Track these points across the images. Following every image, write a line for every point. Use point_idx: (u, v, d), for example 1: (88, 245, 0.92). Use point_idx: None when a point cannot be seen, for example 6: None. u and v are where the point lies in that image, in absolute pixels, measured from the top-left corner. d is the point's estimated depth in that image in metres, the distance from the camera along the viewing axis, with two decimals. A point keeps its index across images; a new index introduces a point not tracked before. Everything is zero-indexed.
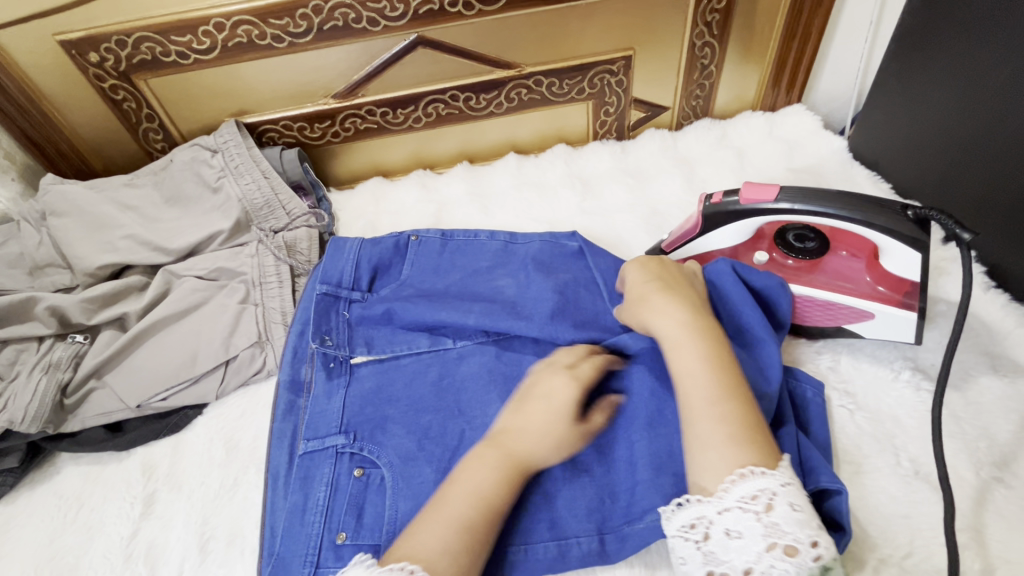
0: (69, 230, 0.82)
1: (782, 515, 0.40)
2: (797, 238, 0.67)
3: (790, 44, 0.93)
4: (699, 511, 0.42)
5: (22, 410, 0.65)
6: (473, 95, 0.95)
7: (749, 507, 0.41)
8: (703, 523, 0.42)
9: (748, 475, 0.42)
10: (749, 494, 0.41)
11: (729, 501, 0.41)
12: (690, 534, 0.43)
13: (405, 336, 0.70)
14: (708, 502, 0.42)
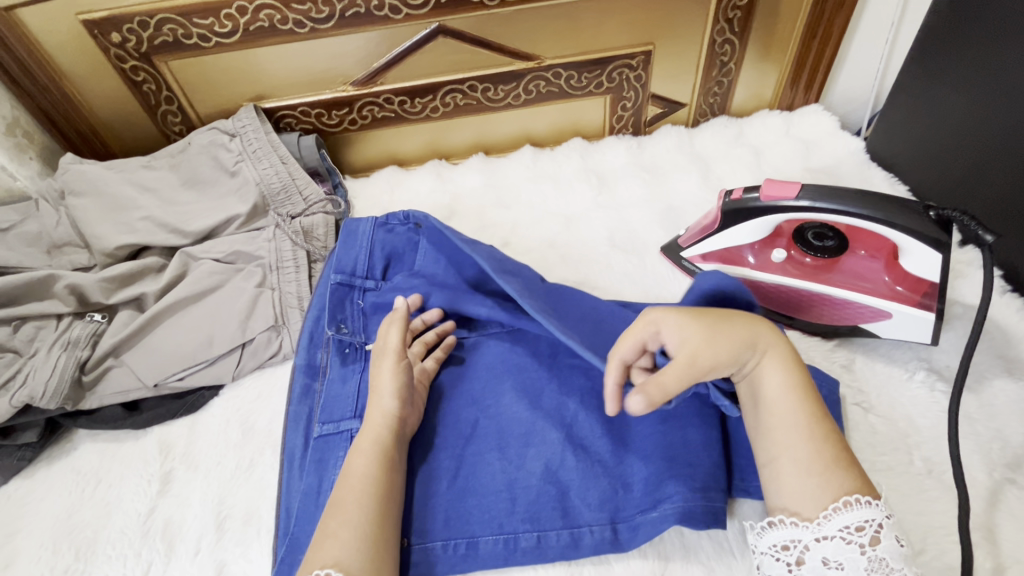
0: (88, 210, 0.83)
1: (885, 548, 0.44)
2: (816, 236, 0.67)
3: (811, 43, 0.93)
4: (795, 534, 0.46)
5: (42, 385, 0.65)
6: (491, 86, 0.95)
7: (851, 536, 0.44)
8: (797, 545, 0.46)
9: (852, 505, 0.45)
10: (853, 523, 0.44)
11: (830, 529, 0.45)
12: (782, 554, 0.47)
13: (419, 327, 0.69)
14: (806, 528, 0.46)
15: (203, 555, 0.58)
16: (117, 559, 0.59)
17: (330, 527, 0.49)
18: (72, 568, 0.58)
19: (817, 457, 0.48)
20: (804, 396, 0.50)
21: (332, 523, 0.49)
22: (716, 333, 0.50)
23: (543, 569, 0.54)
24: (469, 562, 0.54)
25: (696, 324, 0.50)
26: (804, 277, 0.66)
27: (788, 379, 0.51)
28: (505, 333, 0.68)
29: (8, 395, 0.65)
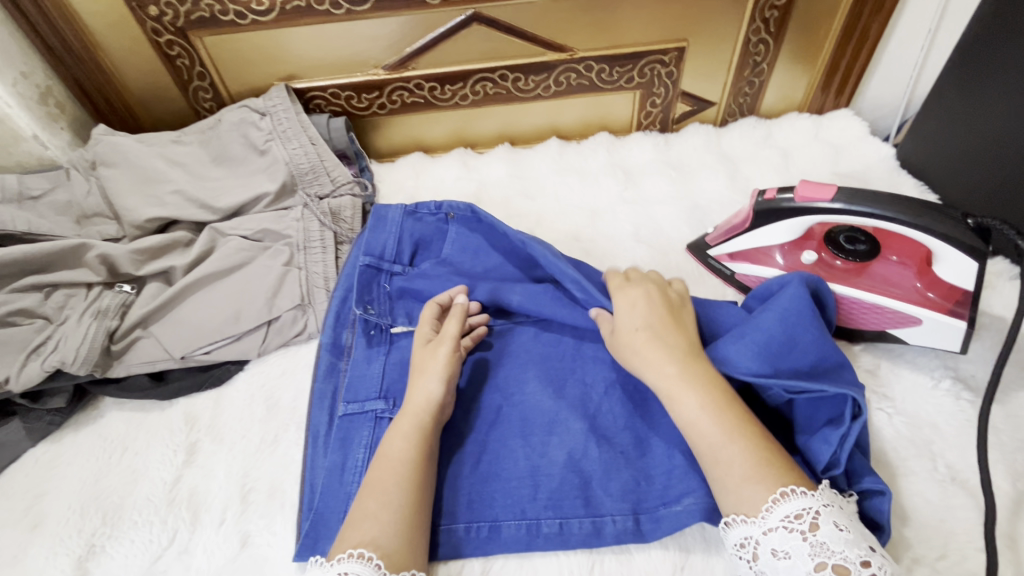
0: (119, 182, 0.83)
1: (828, 533, 0.42)
2: (848, 240, 0.68)
3: (845, 47, 0.92)
4: (746, 531, 0.44)
5: (73, 351, 0.66)
6: (523, 76, 0.94)
7: (792, 525, 0.42)
8: (750, 543, 0.43)
9: (788, 494, 0.43)
10: (794, 512, 0.42)
11: (773, 520, 0.42)
12: (741, 553, 0.44)
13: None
14: (753, 523, 0.43)
15: (227, 526, 0.59)
16: (143, 526, 0.59)
17: (373, 509, 0.49)
18: (99, 531, 0.59)
19: (734, 473, 0.45)
20: (719, 416, 0.48)
21: (375, 505, 0.50)
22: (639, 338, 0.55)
23: (564, 555, 0.54)
24: (492, 545, 0.54)
25: (637, 322, 0.56)
26: (835, 280, 0.66)
27: (699, 398, 0.49)
28: (533, 327, 0.68)
29: (40, 360, 0.66)
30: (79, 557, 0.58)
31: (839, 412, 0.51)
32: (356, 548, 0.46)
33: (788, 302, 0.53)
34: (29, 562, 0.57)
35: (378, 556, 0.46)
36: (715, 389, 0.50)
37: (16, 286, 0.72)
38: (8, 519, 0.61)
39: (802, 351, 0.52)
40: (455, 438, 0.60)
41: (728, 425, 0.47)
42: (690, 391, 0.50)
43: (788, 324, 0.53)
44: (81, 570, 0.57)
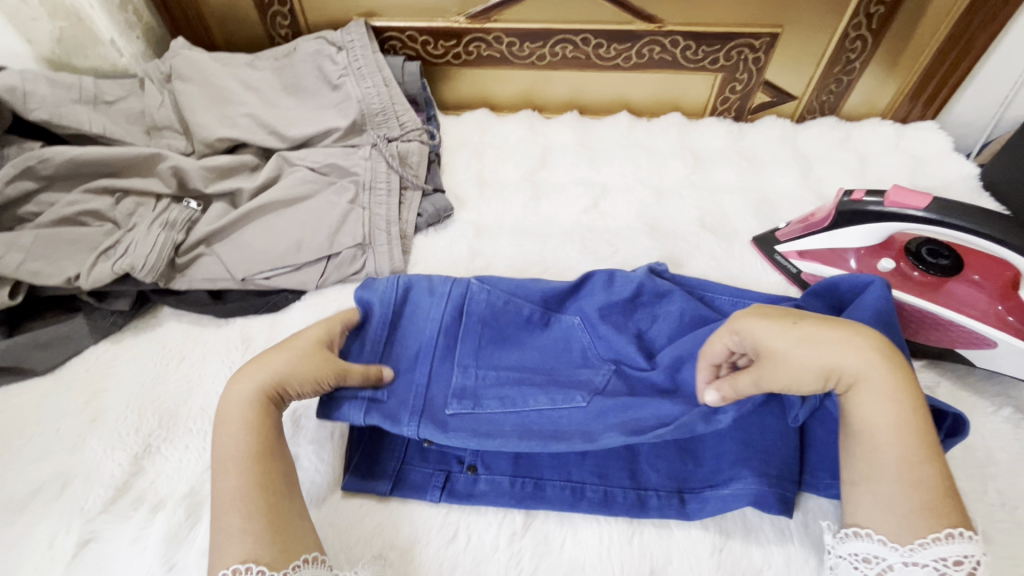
0: (193, 98, 0.83)
1: None
2: (929, 253, 0.67)
3: (946, 55, 0.88)
4: (877, 551, 0.45)
5: (143, 259, 0.67)
6: (605, 43, 0.92)
7: (947, 568, 0.42)
8: (880, 562, 0.44)
9: (953, 538, 0.42)
10: (952, 557, 0.42)
11: (923, 557, 0.43)
12: (864, 566, 0.45)
13: (525, 295, 0.64)
14: (894, 551, 0.44)
15: None
16: (196, 435, 0.61)
17: (236, 524, 0.45)
18: (155, 433, 0.61)
19: (920, 499, 0.44)
20: (911, 431, 0.46)
21: (238, 518, 0.45)
22: (810, 347, 0.47)
23: (605, 521, 0.55)
24: (536, 498, 0.55)
25: (787, 337, 0.48)
26: (909, 291, 0.65)
27: (893, 408, 0.46)
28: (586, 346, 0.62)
29: (110, 262, 0.67)
30: (135, 455, 0.59)
31: (927, 423, 0.51)
32: (246, 561, 0.43)
33: (875, 301, 0.55)
34: (87, 453, 0.59)
35: (261, 564, 0.43)
36: (904, 398, 0.46)
37: (89, 187, 0.73)
38: (68, 409, 0.63)
39: (893, 349, 0.53)
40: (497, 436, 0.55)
41: (922, 445, 0.45)
42: (887, 403, 0.46)
43: (881, 322, 0.54)
44: (137, 466, 0.59)
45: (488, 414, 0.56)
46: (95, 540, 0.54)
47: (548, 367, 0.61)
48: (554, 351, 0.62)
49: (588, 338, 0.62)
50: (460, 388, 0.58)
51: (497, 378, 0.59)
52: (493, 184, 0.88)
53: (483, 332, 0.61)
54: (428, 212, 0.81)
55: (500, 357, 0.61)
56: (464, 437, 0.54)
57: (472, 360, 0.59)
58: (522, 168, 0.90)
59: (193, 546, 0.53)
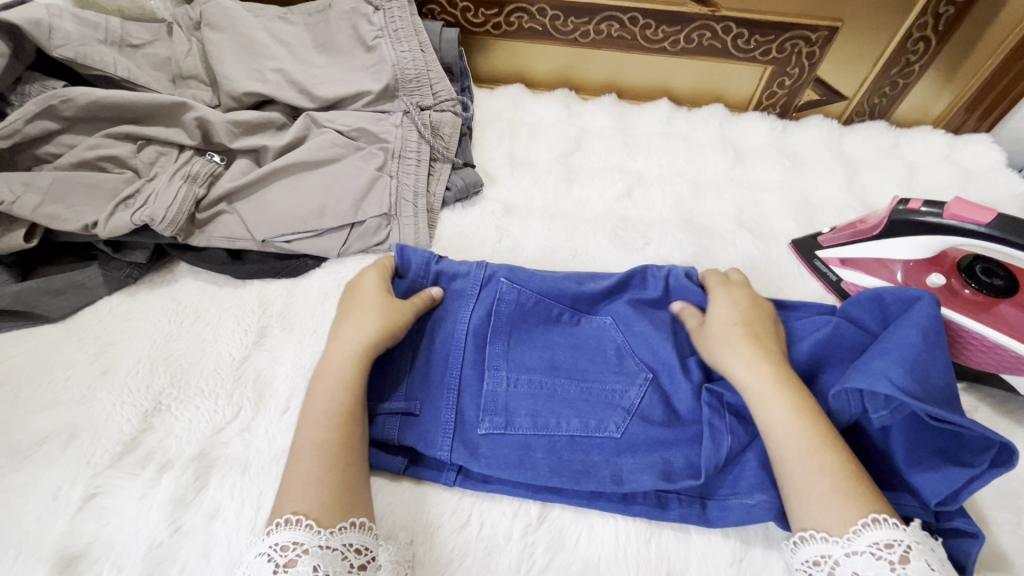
0: (222, 47, 0.80)
1: (918, 570, 0.39)
2: (983, 271, 0.64)
3: (1013, 65, 0.83)
4: (824, 549, 0.42)
5: (163, 210, 0.65)
6: (654, 24, 0.87)
7: (880, 554, 0.40)
8: (828, 561, 0.42)
9: (881, 522, 0.41)
10: (884, 540, 0.40)
11: (859, 544, 0.40)
12: (814, 569, 0.42)
13: (555, 297, 0.62)
14: (835, 543, 0.41)
15: (290, 414, 0.58)
16: (209, 396, 0.59)
17: None
18: (166, 391, 0.59)
19: (818, 484, 0.44)
20: (807, 426, 0.47)
21: (317, 468, 0.46)
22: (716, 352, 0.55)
23: (623, 521, 0.53)
24: (555, 494, 0.53)
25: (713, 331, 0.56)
26: (958, 308, 0.63)
27: (789, 404, 0.48)
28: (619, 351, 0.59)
29: (129, 212, 0.65)
30: (145, 412, 0.58)
31: (964, 452, 0.48)
32: (293, 513, 0.43)
33: (926, 318, 0.51)
34: (96, 407, 0.58)
35: (312, 518, 0.43)
36: (801, 398, 0.49)
37: (110, 132, 0.70)
38: (79, 359, 0.61)
39: (940, 372, 0.49)
40: (524, 457, 0.53)
41: (817, 436, 0.46)
42: (772, 402, 0.49)
43: (928, 341, 0.50)
44: (146, 423, 0.57)
45: (519, 433, 0.54)
46: (100, 496, 0.52)
47: (582, 369, 0.58)
48: (584, 354, 0.60)
49: (623, 337, 0.60)
50: (489, 400, 0.56)
51: (529, 384, 0.57)
52: (524, 163, 0.85)
53: (511, 335, 0.60)
54: (457, 185, 0.78)
55: (531, 360, 0.59)
56: (494, 458, 0.53)
57: (502, 365, 0.58)
58: (556, 148, 0.87)
59: (199, 510, 0.52)
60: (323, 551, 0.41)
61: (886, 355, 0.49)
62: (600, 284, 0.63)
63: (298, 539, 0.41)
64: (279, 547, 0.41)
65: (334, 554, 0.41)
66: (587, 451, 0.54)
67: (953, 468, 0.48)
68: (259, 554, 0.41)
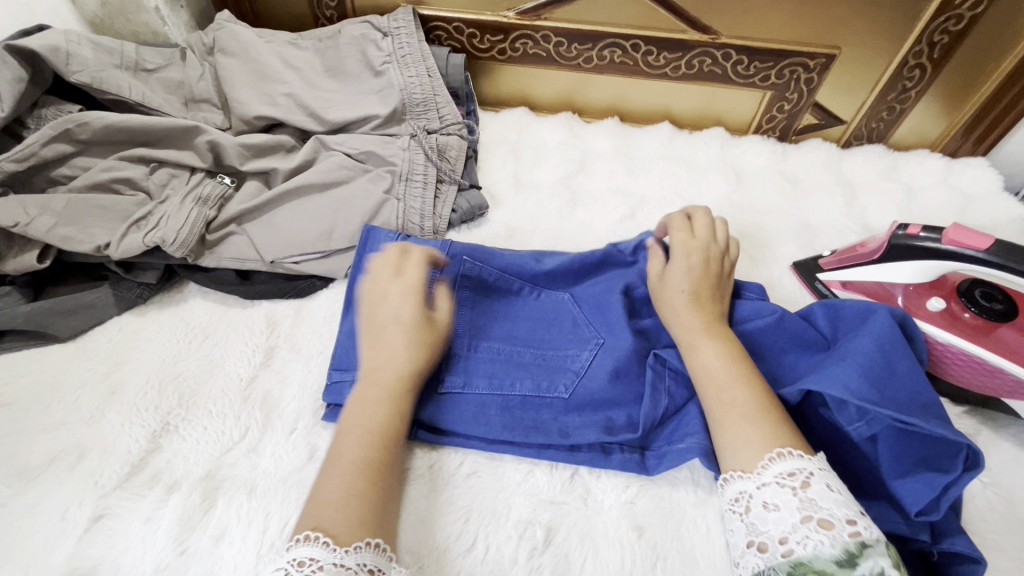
0: (234, 73, 0.82)
1: (819, 492, 0.41)
2: (984, 296, 0.65)
3: (1010, 88, 0.84)
4: (741, 486, 0.43)
5: (174, 232, 0.66)
6: (656, 50, 0.90)
7: (786, 482, 0.41)
8: (743, 497, 0.43)
9: (786, 455, 0.43)
10: (786, 469, 0.42)
11: (767, 476, 0.42)
12: (734, 507, 0.44)
13: (516, 273, 0.68)
14: (748, 478, 0.43)
15: (297, 436, 0.59)
16: (216, 416, 0.60)
17: None
18: (174, 411, 0.60)
19: (736, 410, 0.48)
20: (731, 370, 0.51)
21: (362, 484, 0.46)
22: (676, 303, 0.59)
23: (627, 545, 0.52)
24: (506, 448, 0.58)
25: (666, 301, 0.61)
26: (959, 332, 0.64)
27: (716, 348, 0.53)
28: (574, 322, 0.65)
29: (141, 234, 0.66)
30: (154, 432, 0.58)
31: (943, 457, 0.47)
32: (308, 530, 0.42)
33: (882, 328, 0.52)
34: (105, 426, 0.58)
35: (328, 535, 0.41)
36: (724, 345, 0.54)
37: (124, 154, 0.72)
38: (89, 378, 0.62)
39: (902, 381, 0.49)
40: (483, 412, 0.59)
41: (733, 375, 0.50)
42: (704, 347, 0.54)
43: (883, 349, 0.51)
44: (154, 444, 0.58)
45: (475, 393, 0.60)
46: (107, 517, 0.53)
47: (538, 338, 0.64)
48: (545, 325, 0.66)
49: (579, 310, 0.66)
50: (451, 363, 0.62)
51: (488, 350, 0.63)
52: (528, 185, 0.86)
53: (474, 308, 0.65)
54: (462, 208, 0.79)
55: (492, 329, 0.65)
56: (452, 412, 0.59)
57: (464, 333, 0.64)
58: (560, 170, 0.88)
59: (206, 531, 0.52)
60: (337, 568, 0.40)
61: (843, 363, 0.50)
62: (554, 262, 0.69)
63: (315, 556, 0.40)
64: (295, 563, 0.40)
65: (347, 574, 0.40)
66: (539, 410, 0.60)
67: (933, 475, 0.47)
68: (276, 569, 0.40)
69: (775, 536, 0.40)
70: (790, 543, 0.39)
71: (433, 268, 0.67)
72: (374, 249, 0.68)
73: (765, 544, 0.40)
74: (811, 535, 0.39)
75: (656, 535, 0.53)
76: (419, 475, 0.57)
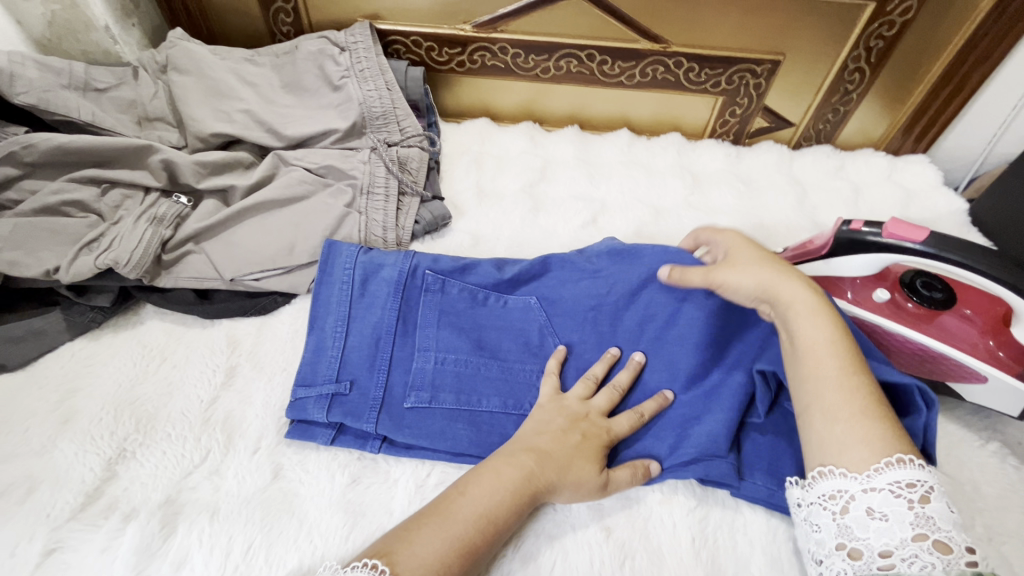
0: (188, 90, 0.81)
1: (937, 510, 0.39)
2: (924, 286, 0.68)
3: (942, 89, 0.89)
4: (841, 484, 0.43)
5: (127, 254, 0.65)
6: (611, 60, 0.92)
7: (899, 492, 0.40)
8: (843, 496, 0.42)
9: (904, 462, 0.41)
10: (904, 480, 0.40)
11: (878, 481, 0.41)
12: (829, 505, 0.43)
13: (479, 283, 0.67)
14: (854, 479, 0.42)
15: (261, 455, 0.58)
16: (175, 441, 0.58)
17: None
18: (132, 437, 0.58)
19: (848, 405, 0.45)
20: (840, 350, 0.48)
21: (455, 562, 0.44)
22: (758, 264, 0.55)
23: (597, 545, 0.53)
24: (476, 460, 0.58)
25: (752, 255, 0.57)
26: (904, 322, 0.66)
27: (824, 326, 0.50)
28: (540, 331, 0.65)
29: (93, 255, 0.65)
30: (109, 460, 0.57)
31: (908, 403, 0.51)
32: (372, 558, 0.42)
33: None
34: (57, 456, 0.56)
35: (386, 564, 0.41)
36: (833, 324, 0.50)
37: (73, 176, 0.70)
38: (40, 408, 0.60)
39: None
40: (451, 427, 0.59)
41: (848, 362, 0.47)
42: (818, 321, 0.50)
43: None
44: (110, 472, 0.56)
45: (442, 407, 0.60)
46: (60, 550, 0.51)
47: (504, 349, 0.64)
48: (510, 331, 0.65)
49: (544, 317, 0.65)
50: (417, 378, 0.61)
51: (455, 362, 0.62)
52: (491, 194, 0.87)
53: (440, 321, 0.65)
54: (426, 219, 0.79)
55: (459, 340, 0.64)
56: (418, 427, 0.58)
57: (431, 347, 0.63)
58: (522, 179, 0.89)
59: (167, 559, 0.51)
60: None
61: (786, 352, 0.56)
62: (515, 270, 0.68)
63: None
64: None
65: None
66: (507, 425, 0.59)
67: (906, 420, 0.51)
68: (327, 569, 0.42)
69: (876, 546, 0.40)
70: (894, 556, 0.39)
71: (396, 280, 0.66)
72: (338, 263, 0.67)
73: (861, 550, 0.40)
74: (923, 554, 0.38)
75: (624, 533, 0.54)
76: (391, 484, 0.57)
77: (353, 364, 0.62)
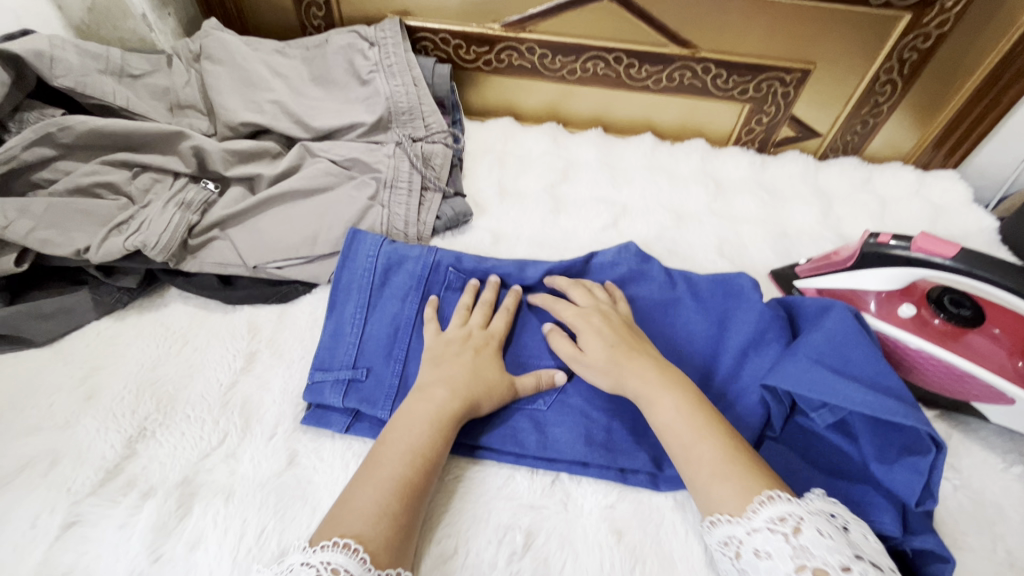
0: (220, 79, 0.82)
1: (811, 539, 0.40)
2: (951, 302, 0.67)
3: (976, 104, 0.87)
4: (729, 531, 0.43)
5: (156, 237, 0.66)
6: (638, 63, 0.92)
7: (777, 529, 0.41)
8: (733, 541, 0.43)
9: (774, 498, 0.43)
10: (777, 514, 0.41)
11: (757, 521, 0.42)
12: (725, 551, 0.43)
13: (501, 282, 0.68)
14: (737, 523, 0.43)
15: (277, 440, 0.58)
16: (194, 422, 0.59)
17: None
18: (152, 418, 0.59)
19: (707, 469, 0.47)
20: (694, 417, 0.50)
21: (396, 503, 0.46)
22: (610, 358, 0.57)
23: (607, 550, 0.52)
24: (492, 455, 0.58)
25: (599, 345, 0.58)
26: (929, 337, 0.65)
27: (674, 402, 0.52)
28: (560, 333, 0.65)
29: (122, 237, 0.66)
30: (130, 438, 0.58)
31: (916, 440, 0.49)
32: (344, 537, 0.42)
33: (835, 323, 0.55)
34: (79, 432, 0.57)
35: (358, 541, 0.42)
36: (683, 396, 0.52)
37: (107, 159, 0.72)
38: (64, 384, 0.61)
39: (859, 366, 0.52)
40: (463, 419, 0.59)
41: (701, 428, 0.49)
42: (663, 404, 0.52)
43: (835, 342, 0.54)
44: (130, 450, 0.57)
45: None
46: (79, 524, 0.52)
47: (521, 347, 0.64)
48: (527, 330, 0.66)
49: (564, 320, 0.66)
50: None
51: None
52: (513, 194, 0.87)
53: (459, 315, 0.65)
54: (447, 215, 0.79)
55: None
56: None
57: None
58: (544, 179, 0.89)
59: (181, 538, 0.51)
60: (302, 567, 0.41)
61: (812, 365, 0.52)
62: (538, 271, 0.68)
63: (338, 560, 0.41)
64: (329, 567, 0.40)
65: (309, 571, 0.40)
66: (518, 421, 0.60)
67: (911, 458, 0.49)
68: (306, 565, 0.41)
69: None
70: None
71: (419, 273, 0.66)
72: (360, 252, 0.67)
73: None
74: None
75: (635, 538, 0.54)
76: None
77: (370, 352, 0.62)
